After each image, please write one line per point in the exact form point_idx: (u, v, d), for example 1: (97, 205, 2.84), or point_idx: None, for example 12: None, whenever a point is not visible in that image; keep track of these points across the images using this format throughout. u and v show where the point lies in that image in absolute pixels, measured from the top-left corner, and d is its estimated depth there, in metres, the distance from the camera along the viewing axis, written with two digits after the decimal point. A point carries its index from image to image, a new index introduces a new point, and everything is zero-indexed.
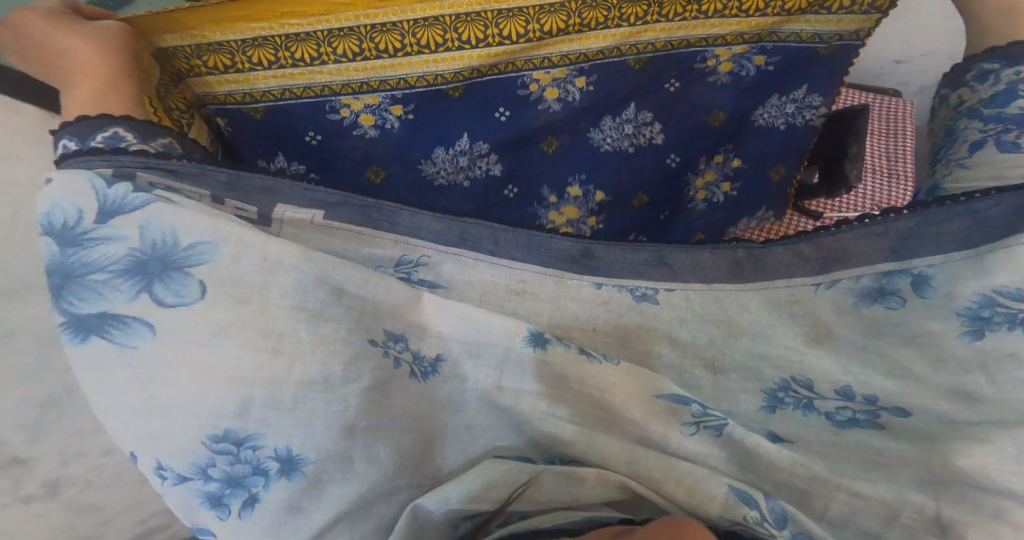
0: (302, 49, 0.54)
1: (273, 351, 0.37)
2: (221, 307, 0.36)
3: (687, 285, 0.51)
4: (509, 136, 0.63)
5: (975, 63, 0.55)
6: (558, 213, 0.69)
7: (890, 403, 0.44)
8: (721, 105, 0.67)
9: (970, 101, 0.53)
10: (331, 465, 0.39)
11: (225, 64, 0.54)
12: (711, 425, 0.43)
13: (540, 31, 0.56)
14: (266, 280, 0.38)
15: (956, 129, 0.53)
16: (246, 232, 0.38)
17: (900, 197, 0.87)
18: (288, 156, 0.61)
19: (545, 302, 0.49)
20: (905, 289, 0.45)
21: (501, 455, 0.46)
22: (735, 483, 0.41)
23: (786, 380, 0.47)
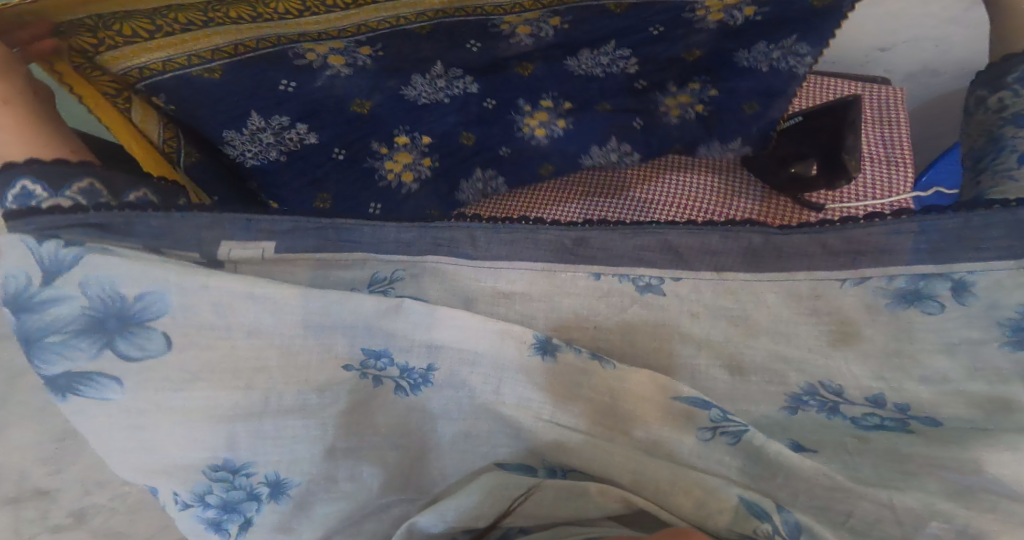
0: (239, 7, 0.46)
1: (250, 386, 0.38)
2: (188, 353, 0.36)
3: (694, 272, 0.47)
4: (482, 65, 0.59)
5: (1014, 62, 0.49)
6: (531, 119, 0.66)
7: (924, 411, 0.43)
8: (702, 43, 0.63)
9: (1015, 105, 0.48)
10: (317, 486, 0.41)
11: (147, 29, 0.46)
12: (728, 431, 0.42)
13: None
14: (227, 324, 0.37)
15: (1000, 137, 0.48)
16: (194, 279, 0.36)
17: (901, 185, 0.76)
18: (261, 114, 0.55)
19: (541, 300, 0.47)
20: (944, 293, 0.43)
21: (500, 464, 0.46)
22: (746, 494, 0.41)
23: (812, 385, 0.46)
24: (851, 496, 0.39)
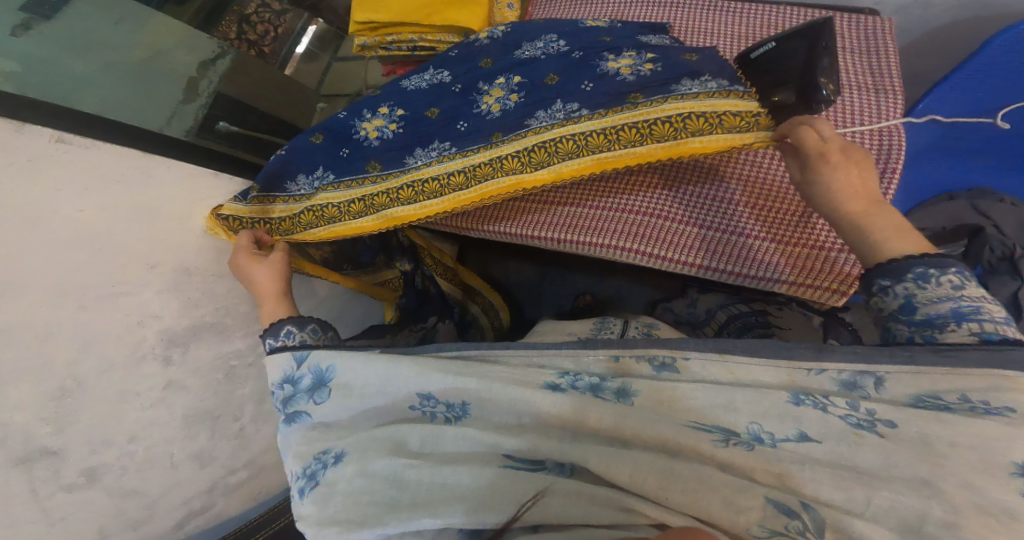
0: (357, 211, 0.77)
1: (371, 398, 0.55)
2: (349, 402, 0.56)
3: (701, 353, 0.51)
4: (468, 132, 0.76)
5: (873, 273, 0.53)
6: (492, 93, 0.77)
7: (886, 414, 0.46)
8: (625, 93, 0.71)
9: (886, 309, 0.53)
10: (360, 455, 0.53)
11: (303, 221, 0.78)
12: (739, 444, 0.48)
13: (512, 169, 0.73)
14: (370, 392, 0.55)
15: (889, 330, 0.53)
16: (362, 369, 0.55)
17: (893, 110, 0.74)
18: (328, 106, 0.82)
19: (566, 358, 0.54)
20: (867, 385, 0.48)
21: (509, 456, 0.53)
22: (770, 494, 0.47)
23: (796, 432, 0.47)
24: (863, 486, 0.45)
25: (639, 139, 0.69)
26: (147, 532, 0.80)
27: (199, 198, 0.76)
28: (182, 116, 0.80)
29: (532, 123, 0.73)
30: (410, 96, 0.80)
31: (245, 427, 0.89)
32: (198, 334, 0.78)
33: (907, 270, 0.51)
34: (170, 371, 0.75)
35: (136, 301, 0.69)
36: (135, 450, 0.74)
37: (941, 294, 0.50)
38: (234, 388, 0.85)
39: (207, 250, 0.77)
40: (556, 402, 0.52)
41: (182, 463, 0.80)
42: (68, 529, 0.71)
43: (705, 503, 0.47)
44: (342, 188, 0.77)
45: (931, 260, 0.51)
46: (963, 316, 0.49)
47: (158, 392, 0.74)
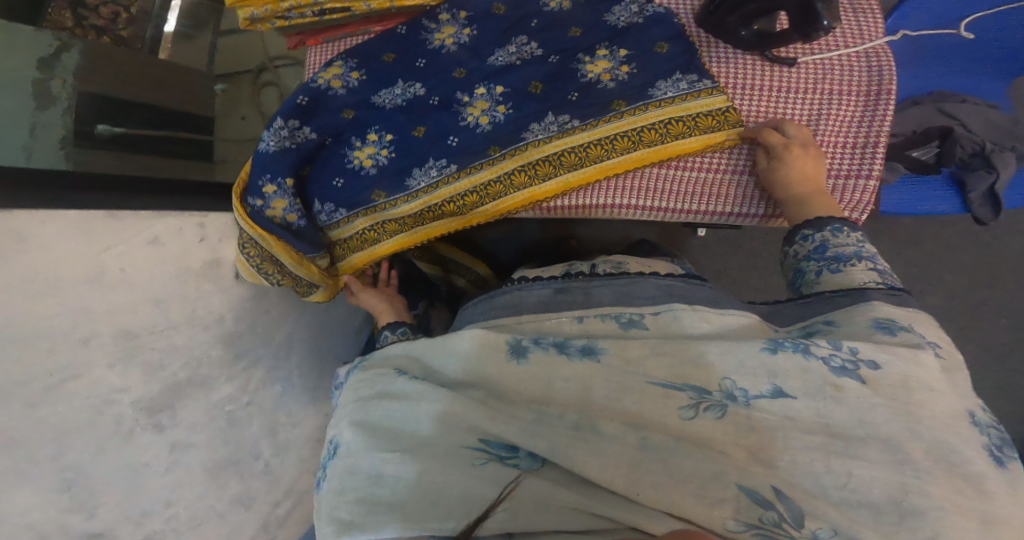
0: (385, 233, 0.93)
1: (371, 383, 0.55)
2: (358, 387, 0.56)
3: (666, 305, 0.56)
4: (461, 150, 0.87)
5: (800, 228, 0.65)
6: (473, 106, 0.87)
7: (866, 356, 0.48)
8: (614, 98, 0.83)
9: (799, 251, 0.65)
10: (348, 449, 0.51)
11: (347, 250, 0.95)
12: (711, 405, 0.47)
13: (519, 183, 0.86)
14: (375, 378, 0.55)
15: (799, 268, 0.64)
16: (391, 357, 0.58)
17: (873, 31, 0.82)
18: (291, 118, 0.85)
19: (530, 328, 0.56)
20: (820, 325, 0.55)
21: (485, 439, 0.48)
22: (742, 482, 0.44)
23: (773, 386, 0.47)
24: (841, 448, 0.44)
25: (633, 145, 0.83)
26: None
27: (103, 250, 0.72)
28: (50, 127, 0.83)
29: (529, 137, 0.85)
30: (391, 115, 0.87)
31: (269, 461, 0.93)
32: (178, 392, 0.79)
33: (827, 223, 0.64)
34: (168, 434, 0.78)
35: (93, 382, 0.69)
36: (178, 511, 0.79)
37: (848, 243, 0.62)
38: (242, 430, 0.88)
39: (144, 308, 0.76)
40: (519, 365, 0.52)
41: (227, 510, 0.85)
42: None
43: (682, 498, 0.44)
44: (364, 218, 0.91)
45: (841, 220, 0.64)
46: (866, 258, 0.60)
47: (167, 457, 0.78)
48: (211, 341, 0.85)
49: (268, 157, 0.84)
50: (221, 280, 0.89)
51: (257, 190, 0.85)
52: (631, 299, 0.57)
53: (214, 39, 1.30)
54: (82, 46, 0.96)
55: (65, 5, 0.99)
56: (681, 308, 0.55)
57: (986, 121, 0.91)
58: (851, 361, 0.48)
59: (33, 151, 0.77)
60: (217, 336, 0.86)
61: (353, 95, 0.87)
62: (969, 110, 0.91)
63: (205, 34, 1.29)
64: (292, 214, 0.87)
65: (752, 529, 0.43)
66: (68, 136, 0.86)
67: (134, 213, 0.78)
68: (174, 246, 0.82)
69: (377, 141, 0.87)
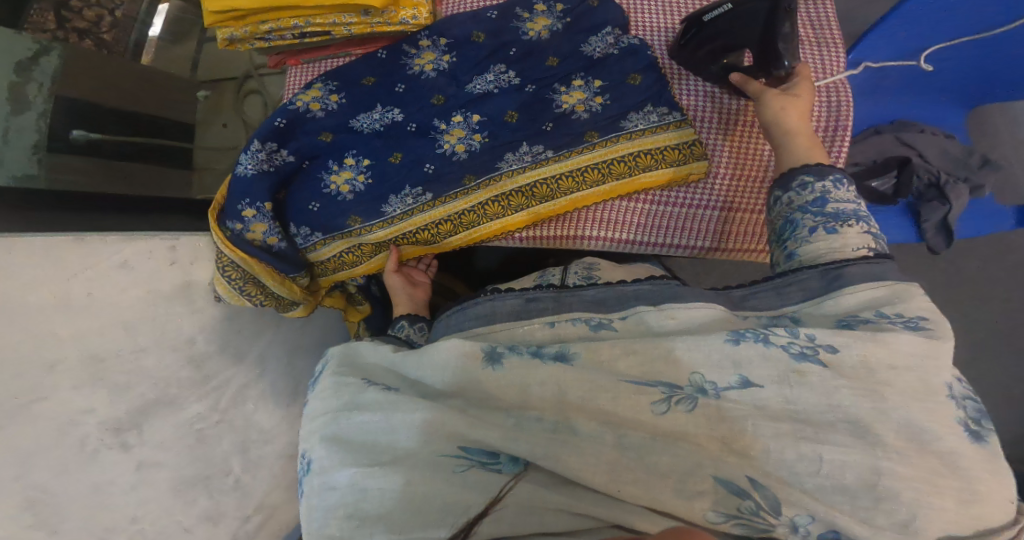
0: (362, 253, 0.97)
1: (338, 396, 0.57)
2: (325, 399, 0.58)
3: (631, 309, 0.59)
4: (436, 179, 0.90)
5: (800, 173, 0.66)
6: (450, 134, 0.89)
7: (825, 341, 0.52)
8: (588, 128, 0.86)
9: (797, 202, 0.66)
10: (324, 462, 0.53)
11: (329, 268, 0.99)
12: (683, 399, 0.51)
13: (492, 212, 0.90)
14: (341, 392, 0.58)
15: (787, 225, 0.66)
16: (353, 368, 0.61)
17: (835, 63, 0.83)
18: (271, 142, 0.88)
19: (506, 334, 0.60)
20: (787, 316, 0.59)
21: (464, 447, 0.52)
22: (718, 474, 0.48)
23: (743, 377, 0.51)
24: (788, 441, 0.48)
25: (603, 178, 0.86)
26: None
27: (72, 276, 0.76)
28: (25, 132, 0.87)
29: (503, 166, 0.88)
30: (368, 140, 0.90)
31: (240, 477, 0.92)
32: (146, 413, 0.81)
33: (829, 172, 0.65)
34: (134, 453, 0.79)
35: (59, 402, 0.73)
36: (141, 529, 0.80)
37: (847, 197, 0.64)
38: (211, 447, 0.88)
39: (113, 332, 0.79)
40: (495, 371, 0.55)
41: (194, 527, 0.85)
42: None
43: (659, 493, 0.49)
44: (337, 242, 0.95)
45: (842, 172, 0.65)
46: (861, 219, 0.63)
47: (133, 475, 0.79)
48: (181, 362, 0.87)
49: (247, 182, 0.87)
50: (192, 301, 0.91)
51: (237, 214, 0.88)
52: (610, 302, 0.60)
53: (198, 45, 1.32)
54: (61, 50, 0.96)
55: (48, 7, 1.02)
56: (648, 307, 0.58)
57: (942, 151, 0.95)
58: (810, 347, 0.52)
59: (5, 159, 0.83)
60: (188, 357, 0.88)
61: (332, 118, 0.90)
62: (929, 140, 0.95)
63: (189, 42, 1.32)
64: (272, 236, 0.91)
65: (730, 519, 0.48)
66: (41, 141, 0.90)
67: (104, 237, 0.82)
68: (146, 268, 0.85)
69: (354, 169, 0.91)
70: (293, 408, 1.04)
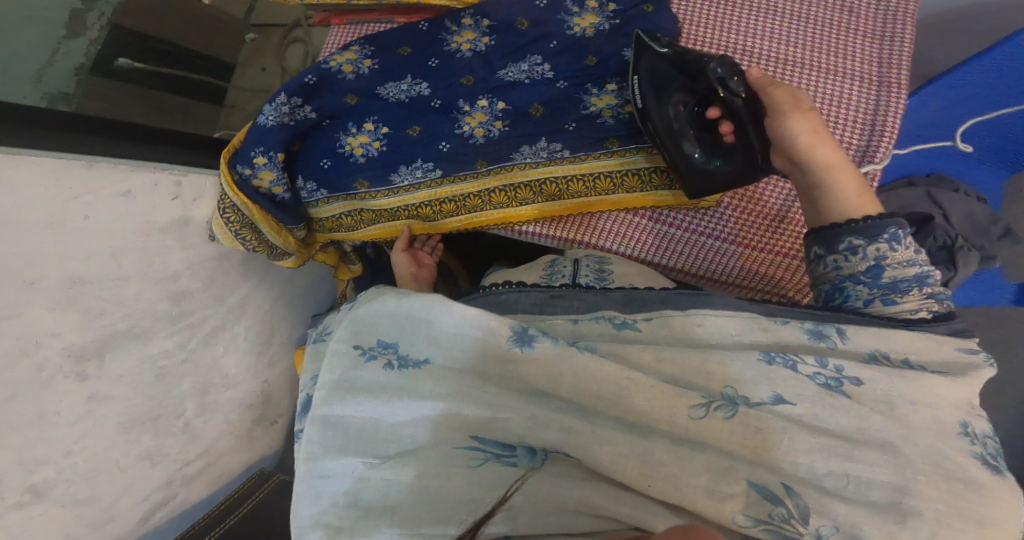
0: (364, 215, 0.99)
1: (340, 381, 0.63)
2: (331, 376, 0.63)
3: (647, 312, 0.71)
4: (447, 159, 0.90)
5: (845, 234, 0.69)
6: (472, 117, 0.89)
7: (851, 373, 0.60)
8: (611, 134, 0.86)
9: (847, 266, 0.69)
10: (318, 448, 0.61)
11: (331, 226, 1.02)
12: (720, 406, 0.58)
13: (499, 200, 0.91)
14: (345, 375, 0.63)
15: (840, 286, 0.70)
16: (365, 335, 0.65)
17: (895, 105, 0.81)
18: (295, 94, 0.88)
19: (529, 318, 0.73)
20: (834, 333, 0.65)
21: (477, 437, 0.62)
22: (752, 478, 0.55)
23: (777, 395, 0.58)
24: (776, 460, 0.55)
25: (614, 187, 0.87)
26: (111, 529, 0.94)
27: (73, 198, 0.80)
28: (70, 55, 0.96)
29: (517, 158, 0.89)
30: (391, 108, 0.91)
31: (190, 421, 1.03)
32: (111, 343, 0.87)
33: (883, 234, 0.68)
34: (88, 384, 0.85)
35: (30, 322, 0.76)
36: (75, 462, 0.85)
37: (903, 262, 0.68)
38: (169, 387, 0.97)
39: (99, 257, 0.83)
40: (527, 350, 0.63)
41: (129, 465, 0.93)
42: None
43: (693, 493, 0.55)
44: (337, 202, 0.98)
45: (899, 231, 0.68)
46: (918, 278, 0.67)
47: (83, 406, 0.84)
48: (160, 296, 0.93)
49: (263, 131, 0.89)
50: (187, 237, 0.98)
51: (248, 160, 0.90)
52: (637, 304, 0.72)
53: None
54: None
55: None
56: (674, 311, 0.70)
57: (968, 213, 0.88)
58: (836, 378, 0.60)
59: (42, 77, 0.87)
60: (168, 292, 0.95)
61: (360, 81, 0.90)
62: (957, 200, 0.89)
63: None
64: (277, 187, 0.93)
65: (759, 524, 0.54)
66: (84, 64, 0.98)
67: (114, 165, 0.86)
68: (148, 199, 0.91)
69: (370, 134, 0.92)
70: (260, 357, 1.15)
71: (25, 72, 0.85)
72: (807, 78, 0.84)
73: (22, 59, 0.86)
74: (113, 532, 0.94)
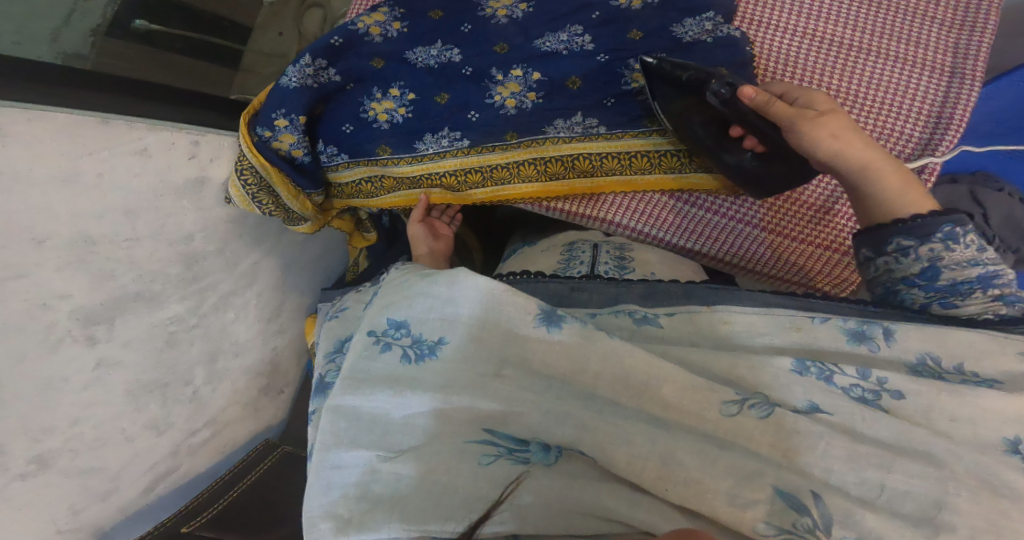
0: (385, 183, 0.96)
1: (357, 370, 0.64)
2: (354, 363, 0.65)
3: (677, 305, 0.70)
4: (476, 129, 0.88)
5: (894, 235, 0.68)
6: (504, 87, 0.86)
7: (893, 387, 0.60)
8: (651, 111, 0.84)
9: (900, 269, 0.68)
10: (330, 438, 0.61)
11: (350, 193, 0.99)
12: (756, 404, 0.59)
13: (527, 175, 0.88)
14: (363, 363, 0.64)
15: (896, 290, 0.69)
16: (389, 316, 0.67)
17: (968, 97, 0.78)
18: (322, 56, 0.86)
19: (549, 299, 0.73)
20: (878, 335, 0.64)
21: (489, 429, 0.62)
22: (779, 487, 0.55)
23: (812, 402, 0.60)
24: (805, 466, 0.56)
25: (650, 167, 0.85)
26: (117, 500, 0.94)
27: (85, 154, 0.78)
28: (88, 15, 0.94)
29: (550, 132, 0.86)
30: (419, 75, 0.88)
31: (199, 389, 1.02)
32: (121, 306, 0.86)
33: (936, 234, 0.66)
34: (97, 349, 0.84)
35: (39, 283, 0.75)
36: (81, 432, 0.85)
37: (962, 262, 0.66)
38: (178, 353, 0.96)
39: (111, 217, 0.82)
40: (553, 332, 0.64)
41: (136, 434, 0.93)
42: (36, 505, 0.83)
43: (715, 499, 0.56)
44: (357, 167, 0.95)
45: (954, 230, 0.66)
46: (979, 278, 0.65)
47: (92, 371, 0.84)
48: (173, 259, 0.92)
49: (286, 92, 0.86)
50: (201, 199, 0.95)
51: (269, 121, 0.87)
52: (659, 298, 0.70)
53: None
54: None
55: None
56: (700, 307, 0.69)
57: (1008, 216, 0.85)
58: (875, 391, 0.60)
59: (58, 38, 0.86)
60: (180, 254, 0.93)
61: (389, 45, 0.88)
62: (999, 200, 0.86)
63: None
64: (298, 150, 0.91)
65: (782, 533, 0.54)
66: (102, 25, 0.97)
67: (130, 121, 0.84)
68: (165, 157, 0.88)
69: (397, 100, 0.89)
70: (270, 324, 1.13)
71: (39, 31, 0.84)
72: (877, 65, 0.81)
73: (39, 19, 0.85)
74: (120, 502, 0.95)
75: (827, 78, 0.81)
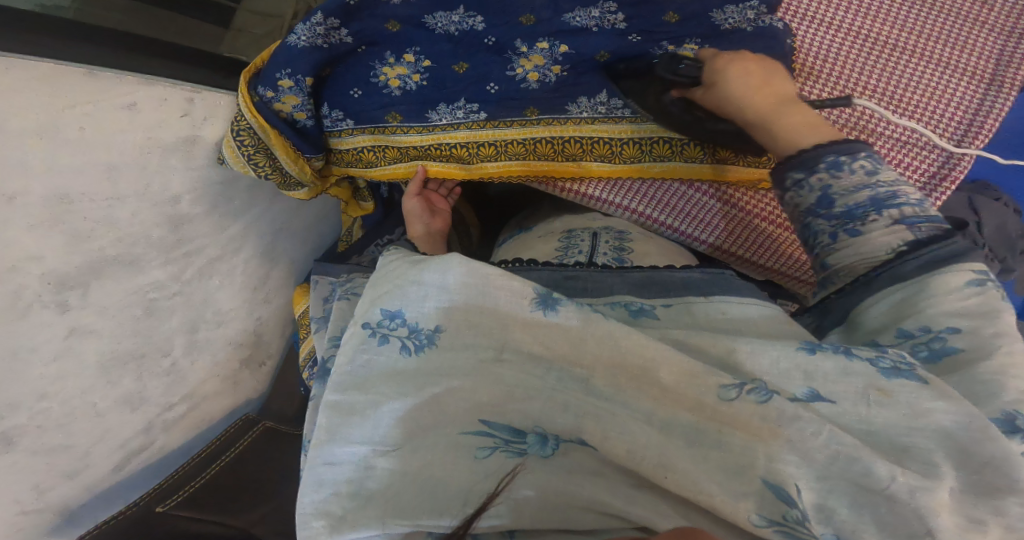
0: (388, 151, 0.94)
1: (354, 361, 0.60)
2: (349, 355, 0.60)
3: (678, 294, 0.71)
4: (495, 103, 0.87)
5: (788, 170, 0.71)
6: (528, 60, 0.83)
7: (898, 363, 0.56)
8: None
9: (803, 203, 0.70)
10: (323, 433, 0.57)
11: (348, 161, 0.96)
12: (754, 388, 0.55)
13: (540, 152, 0.90)
14: (360, 356, 0.60)
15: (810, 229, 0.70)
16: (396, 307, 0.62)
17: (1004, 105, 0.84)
18: (331, 16, 0.77)
19: (554, 286, 0.73)
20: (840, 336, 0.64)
21: (485, 420, 0.59)
22: (766, 477, 0.52)
23: (810, 389, 0.55)
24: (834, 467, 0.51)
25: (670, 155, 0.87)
26: (85, 479, 0.87)
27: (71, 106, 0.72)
28: None
29: (571, 111, 0.87)
30: (438, 41, 0.82)
31: (177, 361, 0.95)
32: (98, 271, 0.79)
33: (818, 164, 0.69)
34: (69, 317, 0.77)
35: (5, 242, 0.68)
36: (49, 407, 0.78)
37: (854, 187, 0.67)
38: (157, 322, 0.89)
39: (91, 171, 0.75)
40: (544, 313, 0.60)
41: (108, 410, 0.86)
42: None
43: (707, 487, 0.53)
44: (360, 134, 0.91)
45: (835, 157, 0.68)
46: (872, 201, 0.66)
47: (62, 340, 0.77)
48: (158, 221, 0.85)
49: (293, 51, 0.79)
50: (191, 158, 0.89)
51: (273, 82, 0.82)
52: (653, 289, 0.71)
53: None
54: None
55: None
56: (698, 298, 0.70)
57: (1001, 226, 0.91)
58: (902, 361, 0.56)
59: None
60: (165, 216, 0.86)
61: (407, 9, 0.78)
62: (995, 210, 0.92)
63: None
64: (302, 112, 0.86)
65: (773, 525, 0.51)
66: None
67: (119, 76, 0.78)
68: (155, 112, 0.82)
69: (410, 67, 0.84)
70: (257, 292, 1.08)
71: None
72: (923, 67, 0.85)
73: None
74: (88, 480, 0.88)
75: (873, 74, 0.85)
